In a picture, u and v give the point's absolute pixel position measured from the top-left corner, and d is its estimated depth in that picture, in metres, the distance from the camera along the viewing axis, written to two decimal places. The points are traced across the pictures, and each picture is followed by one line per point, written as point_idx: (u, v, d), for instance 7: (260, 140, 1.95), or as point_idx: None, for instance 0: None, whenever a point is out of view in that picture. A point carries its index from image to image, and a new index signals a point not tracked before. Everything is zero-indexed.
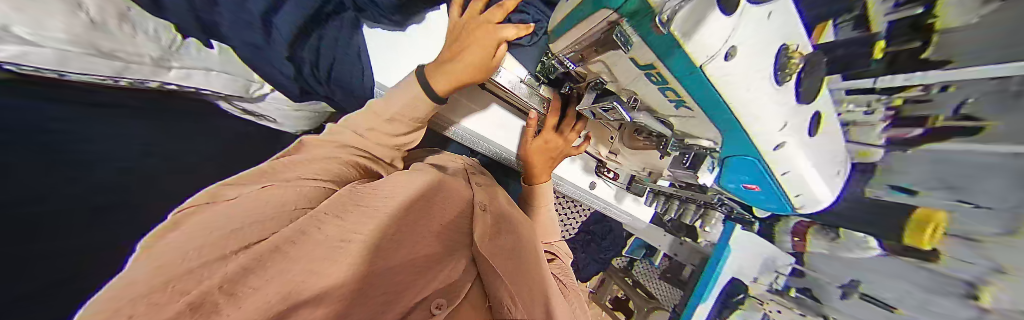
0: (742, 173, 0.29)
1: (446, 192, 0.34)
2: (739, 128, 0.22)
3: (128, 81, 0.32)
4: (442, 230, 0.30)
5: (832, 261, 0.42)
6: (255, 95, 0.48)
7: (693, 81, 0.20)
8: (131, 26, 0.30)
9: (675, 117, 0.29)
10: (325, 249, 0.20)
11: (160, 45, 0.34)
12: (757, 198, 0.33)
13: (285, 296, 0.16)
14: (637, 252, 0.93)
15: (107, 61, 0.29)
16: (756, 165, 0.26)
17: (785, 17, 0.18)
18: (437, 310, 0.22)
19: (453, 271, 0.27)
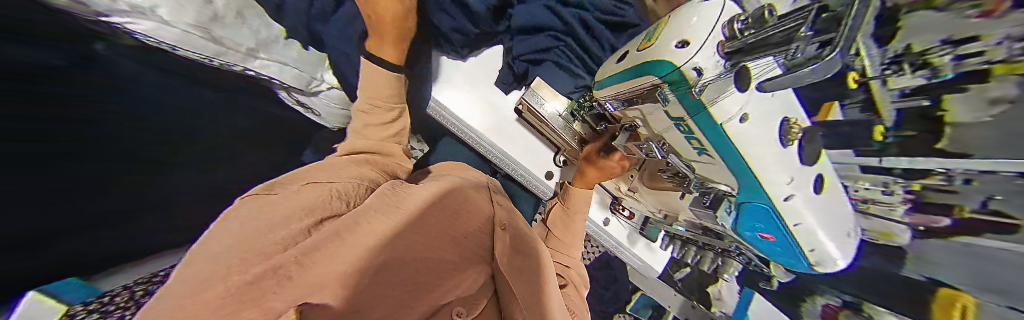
0: (753, 218, 0.28)
1: (470, 207, 0.38)
2: (755, 179, 0.23)
3: (219, 63, 0.39)
4: (467, 243, 0.34)
5: None
6: (312, 91, 0.53)
7: (712, 129, 0.23)
8: (246, 22, 0.40)
9: (696, 162, 0.30)
10: (354, 246, 0.24)
11: (259, 39, 0.42)
12: (775, 250, 0.29)
13: (343, 287, 0.21)
14: (643, 312, 0.83)
15: (214, 45, 0.36)
16: (766, 211, 0.25)
17: (785, 98, 0.21)
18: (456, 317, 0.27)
19: (473, 282, 0.31)
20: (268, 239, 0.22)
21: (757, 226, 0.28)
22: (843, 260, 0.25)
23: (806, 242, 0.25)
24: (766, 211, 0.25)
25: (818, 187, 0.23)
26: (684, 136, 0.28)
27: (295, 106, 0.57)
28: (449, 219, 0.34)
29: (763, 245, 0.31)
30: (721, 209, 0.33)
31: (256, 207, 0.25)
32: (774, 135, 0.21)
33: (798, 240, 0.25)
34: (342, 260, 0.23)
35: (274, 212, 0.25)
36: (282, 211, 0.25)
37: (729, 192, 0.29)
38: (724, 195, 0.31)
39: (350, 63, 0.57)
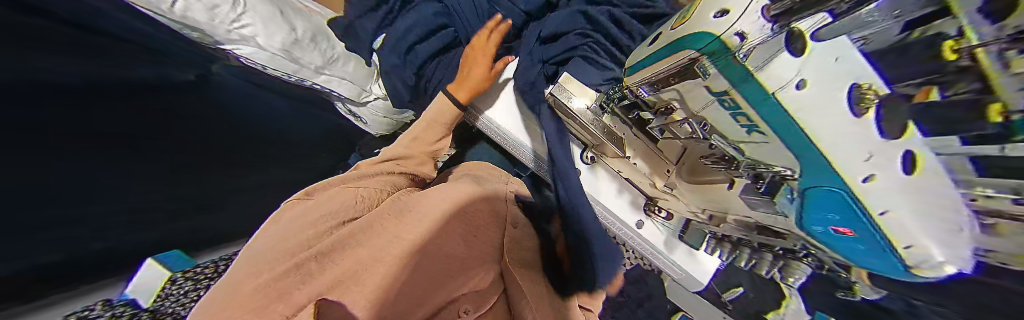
0: (824, 209, 0.19)
1: (485, 206, 0.36)
2: (842, 185, 0.16)
3: (296, 79, 0.49)
4: (479, 243, 0.34)
5: None
6: (362, 102, 0.59)
7: (776, 115, 0.16)
8: (319, 46, 0.49)
9: (747, 143, 0.22)
10: (358, 253, 0.26)
11: (327, 58, 0.50)
12: (862, 249, 0.19)
13: (352, 289, 0.24)
14: None
15: (291, 62, 0.46)
16: (839, 197, 0.17)
17: (858, 59, 0.13)
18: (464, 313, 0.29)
19: (480, 281, 0.32)
20: (292, 246, 0.26)
21: (863, 249, 0.19)
22: (963, 268, 0.15)
23: (889, 228, 0.16)
24: (833, 196, 0.17)
25: (906, 169, 0.13)
26: (729, 112, 0.21)
27: (347, 114, 0.65)
28: (467, 225, 0.33)
29: (845, 246, 0.20)
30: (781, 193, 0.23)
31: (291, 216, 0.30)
32: (838, 88, 0.14)
33: (882, 230, 0.16)
34: (358, 260, 0.26)
35: (308, 219, 0.29)
36: (317, 213, 0.30)
37: (790, 180, 0.20)
38: (780, 179, 0.22)
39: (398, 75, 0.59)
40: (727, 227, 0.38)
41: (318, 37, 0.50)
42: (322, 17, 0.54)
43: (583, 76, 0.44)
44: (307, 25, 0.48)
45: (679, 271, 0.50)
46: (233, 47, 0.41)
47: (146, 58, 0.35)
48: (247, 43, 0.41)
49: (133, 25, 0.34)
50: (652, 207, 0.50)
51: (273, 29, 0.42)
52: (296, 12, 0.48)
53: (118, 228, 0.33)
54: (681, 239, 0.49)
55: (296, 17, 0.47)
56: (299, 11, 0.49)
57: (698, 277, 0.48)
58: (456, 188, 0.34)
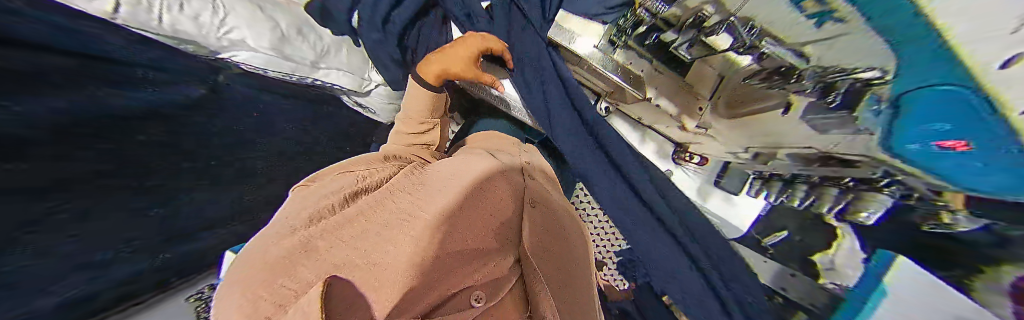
0: (935, 114, 0.18)
1: (499, 179, 0.34)
2: (949, 52, 0.16)
3: (297, 78, 0.49)
4: (495, 222, 0.30)
5: None
6: (365, 91, 0.59)
7: (878, 7, 0.19)
8: (307, 39, 0.48)
9: (819, 42, 0.25)
10: (369, 231, 0.24)
11: (318, 51, 0.50)
12: (960, 169, 0.18)
13: (361, 266, 0.20)
14: None
15: (285, 61, 0.46)
16: (966, 97, 0.16)
17: None
18: (476, 303, 0.22)
19: (498, 265, 0.26)
20: (297, 223, 0.24)
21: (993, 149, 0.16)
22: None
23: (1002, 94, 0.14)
24: (965, 98, 0.16)
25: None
26: (795, 5, 0.24)
27: (356, 106, 0.66)
28: (483, 204, 0.30)
29: (948, 165, 0.19)
30: (863, 106, 0.24)
31: (303, 196, 0.28)
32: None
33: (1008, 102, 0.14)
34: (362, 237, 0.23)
35: (310, 200, 0.27)
36: (325, 191, 0.28)
37: (869, 72, 0.22)
38: (861, 82, 0.23)
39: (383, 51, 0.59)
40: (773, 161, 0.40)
41: (304, 28, 0.48)
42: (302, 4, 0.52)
43: (579, 6, 0.48)
44: (290, 18, 0.47)
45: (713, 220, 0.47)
46: (230, 54, 0.40)
47: (131, 74, 0.28)
48: (240, 47, 0.40)
49: (140, 46, 0.30)
50: (682, 153, 0.53)
51: (258, 29, 0.42)
52: (275, 4, 0.46)
53: (195, 232, 0.34)
54: (717, 185, 0.49)
55: (276, 10, 0.45)
56: (278, 1, 0.47)
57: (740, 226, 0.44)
58: (469, 167, 0.34)
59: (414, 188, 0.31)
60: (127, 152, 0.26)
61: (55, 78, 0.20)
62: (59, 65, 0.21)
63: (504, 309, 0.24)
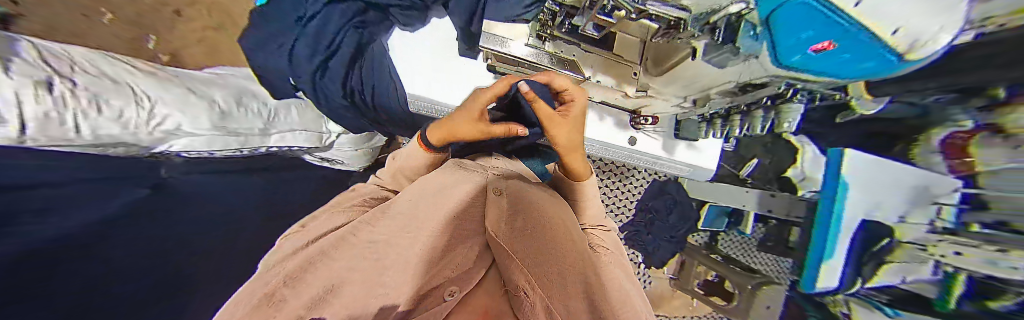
0: (798, 28, 0.24)
1: (470, 183, 0.38)
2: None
3: (248, 150, 0.49)
4: (460, 222, 0.35)
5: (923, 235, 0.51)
6: (327, 144, 0.61)
7: None
8: (247, 111, 0.47)
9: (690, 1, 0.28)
10: (365, 258, 0.30)
11: (263, 119, 0.49)
12: (848, 58, 0.25)
13: (369, 280, 0.28)
14: (718, 222, 0.99)
15: (232, 136, 0.44)
16: (813, 7, 0.21)
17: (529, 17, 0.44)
18: (449, 296, 0.30)
19: (459, 265, 0.32)
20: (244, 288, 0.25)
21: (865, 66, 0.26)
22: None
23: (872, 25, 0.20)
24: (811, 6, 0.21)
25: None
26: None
27: (322, 162, 0.68)
28: (464, 212, 0.35)
29: (838, 58, 0.26)
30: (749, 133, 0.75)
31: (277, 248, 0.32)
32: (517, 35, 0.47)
33: (868, 27, 0.20)
34: (339, 271, 0.28)
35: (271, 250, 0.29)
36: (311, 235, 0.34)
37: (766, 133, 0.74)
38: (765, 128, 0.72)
39: (328, 91, 0.52)
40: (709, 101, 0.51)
41: (239, 100, 0.46)
42: (225, 80, 0.48)
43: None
44: (221, 93, 0.44)
45: (688, 166, 0.71)
46: (170, 146, 0.38)
47: (76, 192, 0.28)
48: (180, 137, 0.38)
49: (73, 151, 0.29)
50: (638, 117, 0.62)
51: (196, 112, 0.39)
52: (198, 82, 0.43)
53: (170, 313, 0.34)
54: (676, 136, 0.66)
55: (206, 88, 0.43)
56: (192, 79, 0.43)
57: (707, 165, 0.71)
58: (453, 188, 0.37)
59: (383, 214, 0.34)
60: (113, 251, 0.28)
61: (65, 231, 0.24)
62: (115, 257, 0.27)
63: (475, 295, 0.32)
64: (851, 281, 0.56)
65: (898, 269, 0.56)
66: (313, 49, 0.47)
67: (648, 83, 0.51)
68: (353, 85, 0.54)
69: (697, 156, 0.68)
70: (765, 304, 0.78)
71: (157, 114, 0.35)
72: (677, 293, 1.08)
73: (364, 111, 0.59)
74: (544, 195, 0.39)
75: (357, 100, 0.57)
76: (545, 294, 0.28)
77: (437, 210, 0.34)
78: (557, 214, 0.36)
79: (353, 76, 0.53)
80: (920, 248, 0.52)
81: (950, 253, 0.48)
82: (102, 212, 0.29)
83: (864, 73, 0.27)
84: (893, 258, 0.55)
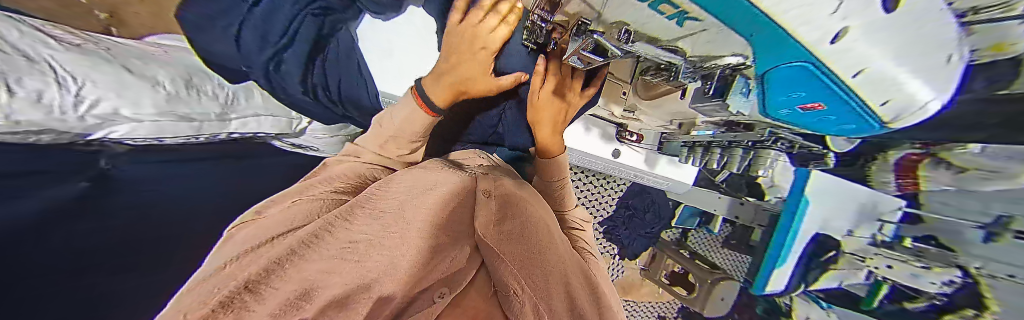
0: (793, 88, 0.23)
1: (460, 181, 0.33)
2: (804, 49, 0.16)
3: (204, 136, 0.46)
4: (450, 222, 0.29)
5: (869, 247, 0.56)
6: (298, 130, 0.58)
7: (733, 10, 0.15)
8: (199, 93, 0.42)
9: (683, 39, 0.24)
10: (340, 251, 0.22)
11: (222, 102, 0.45)
12: (827, 118, 0.26)
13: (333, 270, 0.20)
14: (690, 221, 1.04)
15: (185, 122, 0.42)
16: (812, 73, 0.19)
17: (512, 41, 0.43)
18: (439, 298, 0.26)
19: (455, 262, 0.28)
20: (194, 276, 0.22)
21: (847, 124, 0.26)
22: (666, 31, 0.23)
23: (858, 93, 0.19)
24: (809, 72, 0.19)
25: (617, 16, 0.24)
26: (653, 8, 0.20)
27: (295, 149, 0.64)
28: (456, 208, 0.31)
29: (812, 117, 0.27)
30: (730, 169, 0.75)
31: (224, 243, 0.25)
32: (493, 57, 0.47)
33: (859, 94, 0.20)
34: (311, 272, 0.19)
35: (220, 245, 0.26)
36: (277, 220, 0.27)
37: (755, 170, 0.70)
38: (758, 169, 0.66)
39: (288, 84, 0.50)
40: (694, 127, 0.53)
41: (191, 80, 0.41)
42: (165, 53, 0.42)
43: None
44: (166, 70, 0.39)
45: (668, 180, 0.76)
46: (108, 132, 0.35)
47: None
48: (121, 122, 0.35)
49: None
50: (624, 132, 0.64)
51: (136, 94, 0.35)
52: (137, 55, 0.38)
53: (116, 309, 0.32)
54: (659, 152, 0.70)
55: (143, 63, 0.37)
56: (127, 51, 0.38)
57: (685, 179, 0.76)
58: (433, 180, 0.32)
59: (382, 211, 0.27)
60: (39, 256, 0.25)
61: None
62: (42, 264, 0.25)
63: (467, 298, 0.29)
64: (794, 286, 0.63)
65: (839, 276, 0.63)
66: (263, 41, 0.44)
67: (635, 105, 0.53)
68: (315, 80, 0.51)
69: (675, 171, 0.73)
70: (720, 296, 0.90)
71: (85, 98, 0.31)
72: (645, 283, 1.15)
73: (331, 109, 0.56)
74: (539, 204, 0.41)
75: (319, 94, 0.52)
76: (541, 296, 0.28)
77: (426, 205, 0.27)
78: (545, 220, 0.38)
79: (315, 71, 0.50)
80: (852, 259, 0.59)
81: (882, 265, 0.55)
82: (22, 214, 0.26)
83: (841, 132, 0.28)
84: (834, 265, 0.61)
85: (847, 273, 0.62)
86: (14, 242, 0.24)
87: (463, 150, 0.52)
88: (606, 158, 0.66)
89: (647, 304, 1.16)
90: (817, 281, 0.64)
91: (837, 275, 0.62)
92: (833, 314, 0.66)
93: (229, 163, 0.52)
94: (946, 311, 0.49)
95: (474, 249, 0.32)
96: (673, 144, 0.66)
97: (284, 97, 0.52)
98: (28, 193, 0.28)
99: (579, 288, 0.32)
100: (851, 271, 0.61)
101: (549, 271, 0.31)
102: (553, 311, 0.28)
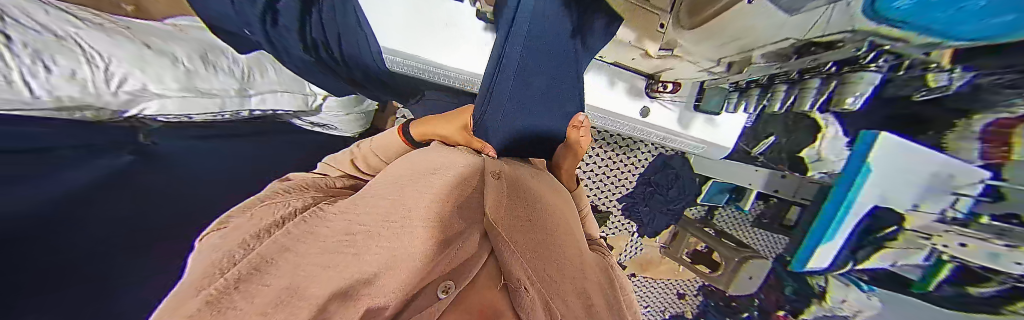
0: None
1: (463, 171, 0.34)
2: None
3: (228, 113, 0.48)
4: (456, 208, 0.28)
5: (933, 226, 0.48)
6: (314, 108, 0.61)
7: None
8: (215, 69, 0.43)
9: None
10: (337, 243, 0.23)
11: (238, 79, 0.46)
12: (972, 14, 0.19)
13: (317, 267, 0.19)
14: (718, 197, 0.97)
15: (208, 98, 0.42)
16: None
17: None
18: (444, 294, 0.21)
19: (465, 249, 0.24)
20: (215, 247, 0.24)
21: (1008, 17, 0.17)
22: None
23: None
24: None
25: None
26: None
27: (313, 128, 0.69)
28: (461, 194, 0.30)
29: (942, 13, 0.20)
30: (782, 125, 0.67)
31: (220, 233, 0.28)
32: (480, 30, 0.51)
33: None
34: (305, 267, 0.19)
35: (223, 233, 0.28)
36: (244, 233, 0.25)
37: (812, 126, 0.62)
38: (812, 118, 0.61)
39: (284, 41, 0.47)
40: (749, 65, 0.46)
41: (204, 57, 0.42)
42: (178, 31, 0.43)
43: None
44: (183, 48, 0.40)
45: (702, 142, 0.70)
46: (140, 108, 0.36)
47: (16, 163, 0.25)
48: (150, 98, 0.36)
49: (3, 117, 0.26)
50: (655, 84, 0.60)
51: (158, 70, 0.36)
52: (155, 34, 0.38)
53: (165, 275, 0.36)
54: (695, 110, 0.64)
55: (163, 42, 0.38)
56: (145, 30, 0.38)
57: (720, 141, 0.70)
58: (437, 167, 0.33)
59: (384, 198, 0.29)
60: (77, 226, 0.27)
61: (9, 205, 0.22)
62: (83, 233, 0.27)
63: (477, 288, 0.24)
64: (842, 264, 0.57)
65: (893, 254, 0.56)
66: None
67: (675, 40, 0.47)
68: (315, 37, 0.49)
69: (710, 133, 0.67)
70: (748, 275, 0.84)
71: (115, 73, 0.32)
72: (664, 260, 1.13)
73: (333, 70, 0.54)
74: (548, 193, 0.40)
75: (322, 54, 0.51)
76: (557, 290, 0.24)
77: (428, 191, 0.28)
78: (555, 211, 0.36)
79: (313, 26, 0.48)
80: (917, 236, 0.51)
81: (955, 243, 0.47)
82: (58, 187, 0.28)
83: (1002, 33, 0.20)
84: (894, 242, 0.54)
85: (908, 256, 0.55)
86: (51, 213, 0.26)
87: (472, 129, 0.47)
88: (632, 115, 0.62)
89: (666, 281, 1.15)
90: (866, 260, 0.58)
91: (890, 255, 0.56)
92: (873, 297, 0.62)
93: (248, 141, 0.54)
94: (1022, 295, 0.42)
95: (485, 237, 0.28)
96: (712, 97, 0.61)
97: (289, 62, 0.49)
98: (67, 166, 0.30)
99: (597, 285, 0.29)
100: (915, 255, 0.54)
101: (563, 266, 0.28)
102: (569, 306, 0.22)
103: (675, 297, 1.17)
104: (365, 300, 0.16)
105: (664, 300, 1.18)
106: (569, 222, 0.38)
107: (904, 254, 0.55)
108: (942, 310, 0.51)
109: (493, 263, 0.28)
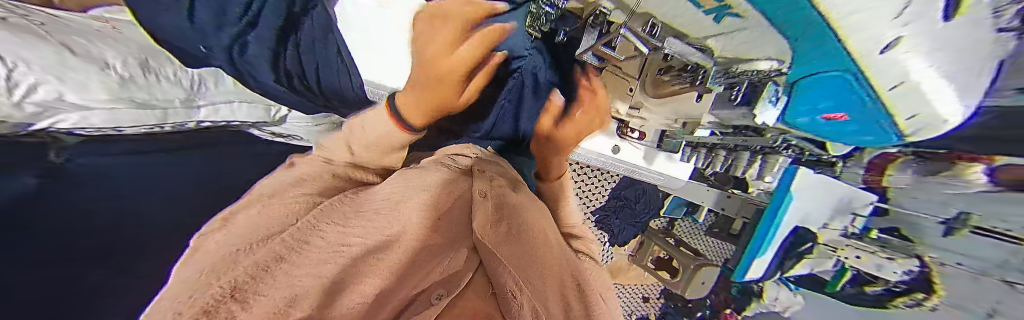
0: (818, 99, 0.29)
1: (451, 185, 0.35)
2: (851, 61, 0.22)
3: (170, 125, 0.44)
4: (445, 224, 0.29)
5: (836, 240, 0.59)
6: (276, 118, 0.58)
7: (801, 29, 0.21)
8: (157, 76, 0.40)
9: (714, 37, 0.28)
10: (331, 254, 0.20)
11: (183, 87, 0.43)
12: (845, 128, 0.32)
13: (311, 264, 0.18)
14: (677, 211, 1.08)
15: (149, 110, 0.40)
16: (849, 82, 0.24)
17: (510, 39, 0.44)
18: (437, 300, 0.22)
19: (453, 261, 0.26)
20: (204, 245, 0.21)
21: (867, 136, 0.31)
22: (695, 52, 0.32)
23: (893, 102, 0.24)
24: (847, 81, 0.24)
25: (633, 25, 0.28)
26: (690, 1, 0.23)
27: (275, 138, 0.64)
28: (449, 209, 0.32)
29: (829, 127, 0.33)
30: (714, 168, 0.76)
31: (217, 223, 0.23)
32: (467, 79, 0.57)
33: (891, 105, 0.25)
34: (304, 268, 0.17)
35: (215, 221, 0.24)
36: (249, 226, 0.22)
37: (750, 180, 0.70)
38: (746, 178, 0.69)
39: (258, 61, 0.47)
40: (698, 128, 0.56)
41: (144, 63, 0.39)
42: (108, 29, 0.39)
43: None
44: (113, 51, 0.36)
45: (663, 175, 0.78)
46: (54, 121, 0.32)
47: None
48: (66, 110, 0.32)
49: None
50: (625, 128, 0.66)
51: (83, 78, 0.32)
52: (77, 34, 0.34)
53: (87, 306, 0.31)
54: (658, 148, 0.71)
55: (88, 42, 0.34)
56: (64, 28, 0.34)
57: (679, 175, 0.79)
58: (425, 181, 0.34)
59: (374, 212, 0.28)
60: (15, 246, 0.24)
61: None
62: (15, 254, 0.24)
63: (466, 297, 0.25)
64: (772, 272, 0.68)
65: (812, 263, 0.65)
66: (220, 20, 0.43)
67: (642, 103, 0.57)
68: (289, 66, 0.49)
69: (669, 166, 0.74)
70: (701, 280, 0.95)
71: (19, 81, 0.27)
72: (632, 267, 1.20)
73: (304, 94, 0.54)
74: (532, 207, 0.42)
75: (296, 80, 0.51)
76: (542, 299, 0.26)
77: (422, 204, 0.29)
78: (538, 222, 0.39)
79: (287, 55, 0.49)
80: (826, 249, 0.61)
81: (852, 255, 0.57)
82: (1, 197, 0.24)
83: (861, 144, 0.33)
84: (811, 253, 0.63)
85: (820, 262, 0.65)
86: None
87: (461, 145, 0.52)
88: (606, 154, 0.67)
89: (632, 287, 1.24)
90: (791, 268, 0.67)
91: (808, 264, 0.66)
92: (798, 295, 0.72)
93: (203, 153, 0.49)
94: (899, 293, 0.54)
95: (474, 251, 0.30)
96: (672, 139, 0.69)
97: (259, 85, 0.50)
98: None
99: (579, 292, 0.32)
100: (823, 260, 0.64)
101: (544, 276, 0.30)
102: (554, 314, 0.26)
103: (641, 301, 1.25)
104: (358, 304, 0.17)
105: (632, 305, 1.26)
106: (552, 233, 0.41)
107: (816, 261, 0.65)
108: (848, 307, 0.62)
109: (483, 275, 0.29)
